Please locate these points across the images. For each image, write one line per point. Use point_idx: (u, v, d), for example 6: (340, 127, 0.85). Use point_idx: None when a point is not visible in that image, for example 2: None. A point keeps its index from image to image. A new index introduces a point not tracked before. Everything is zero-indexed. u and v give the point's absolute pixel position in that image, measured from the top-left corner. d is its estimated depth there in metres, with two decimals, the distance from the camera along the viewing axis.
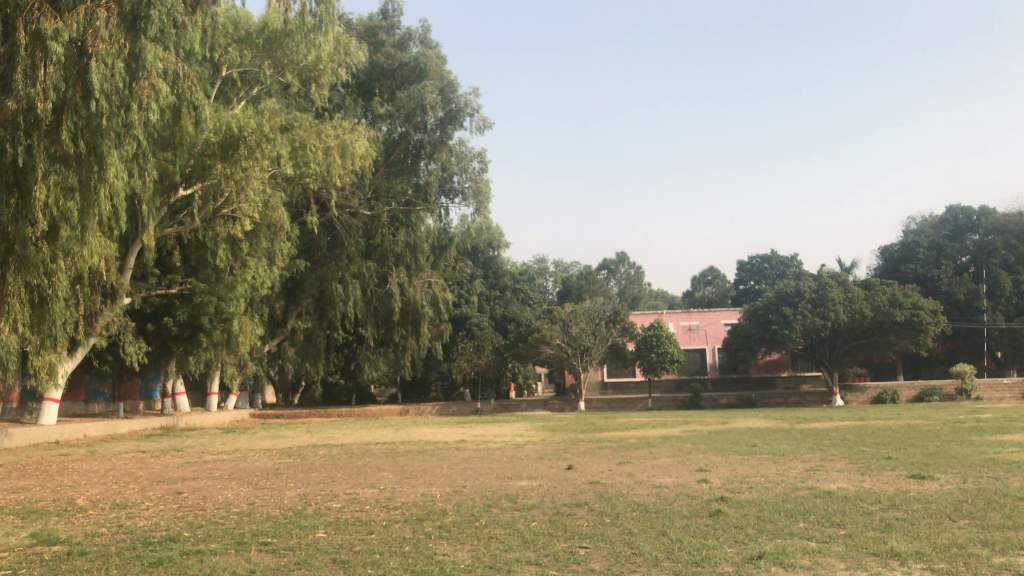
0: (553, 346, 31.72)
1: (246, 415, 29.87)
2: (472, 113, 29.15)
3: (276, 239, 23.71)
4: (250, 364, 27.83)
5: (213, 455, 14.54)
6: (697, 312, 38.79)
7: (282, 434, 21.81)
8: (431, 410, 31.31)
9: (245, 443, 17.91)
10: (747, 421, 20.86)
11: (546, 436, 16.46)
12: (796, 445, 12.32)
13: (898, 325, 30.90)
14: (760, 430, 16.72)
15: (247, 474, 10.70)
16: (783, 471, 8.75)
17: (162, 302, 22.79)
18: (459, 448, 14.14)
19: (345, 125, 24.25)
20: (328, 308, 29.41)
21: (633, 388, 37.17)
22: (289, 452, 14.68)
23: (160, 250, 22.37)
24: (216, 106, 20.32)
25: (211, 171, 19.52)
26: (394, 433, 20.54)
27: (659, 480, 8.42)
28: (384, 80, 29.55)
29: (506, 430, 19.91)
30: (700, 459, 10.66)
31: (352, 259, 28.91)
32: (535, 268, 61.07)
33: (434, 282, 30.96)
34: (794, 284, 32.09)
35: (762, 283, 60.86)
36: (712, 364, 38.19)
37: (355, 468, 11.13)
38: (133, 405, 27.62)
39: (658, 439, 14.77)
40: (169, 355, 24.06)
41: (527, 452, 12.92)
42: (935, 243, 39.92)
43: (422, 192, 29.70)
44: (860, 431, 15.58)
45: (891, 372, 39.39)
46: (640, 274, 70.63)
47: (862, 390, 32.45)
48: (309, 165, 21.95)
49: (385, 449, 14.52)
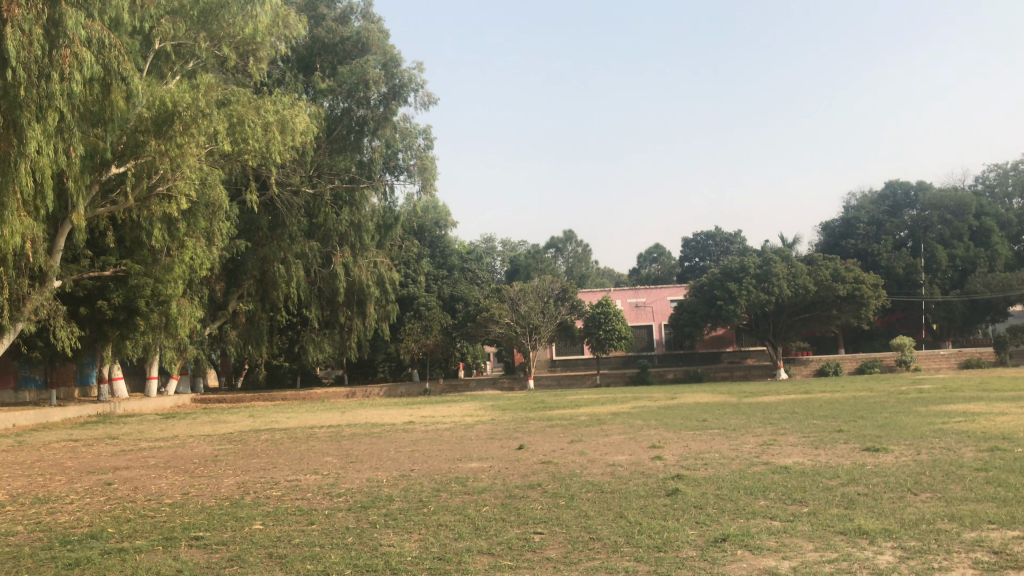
0: (502, 325, 31.35)
1: (188, 400, 29.05)
2: (417, 89, 28.54)
3: (215, 218, 22.93)
4: (190, 347, 27.01)
5: (150, 442, 13.96)
6: (644, 289, 38.89)
7: (224, 418, 21.19)
8: (378, 391, 30.84)
9: (184, 429, 17.30)
10: (696, 396, 20.89)
11: (496, 416, 16.21)
12: (747, 420, 12.27)
13: (841, 299, 31.34)
14: (709, 405, 16.70)
15: (183, 462, 10.22)
16: (737, 447, 8.61)
17: (95, 284, 21.89)
18: (406, 429, 13.80)
19: (285, 100, 23.50)
20: (270, 290, 28.64)
21: (581, 366, 37.19)
22: (230, 438, 14.16)
23: (91, 230, 21.44)
24: (148, 80, 19.46)
25: (143, 147, 18.68)
26: (340, 415, 20.10)
27: (613, 458, 8.20)
28: (325, 55, 28.73)
29: (455, 409, 19.61)
30: (653, 435, 10.51)
31: (294, 239, 28.24)
32: (483, 247, 60.69)
33: (380, 261, 30.39)
34: (739, 259, 32.40)
35: (708, 259, 61.41)
36: (659, 340, 38.39)
37: (298, 453, 10.72)
38: (67, 392, 26.61)
39: (608, 415, 14.63)
40: (104, 340, 23.18)
41: (477, 432, 12.66)
42: (874, 219, 40.66)
43: (366, 169, 29.11)
44: (808, 404, 15.64)
45: (833, 346, 40.08)
46: (587, 252, 70.73)
47: (806, 364, 32.91)
48: (247, 142, 21.21)
49: (329, 432, 14.10)
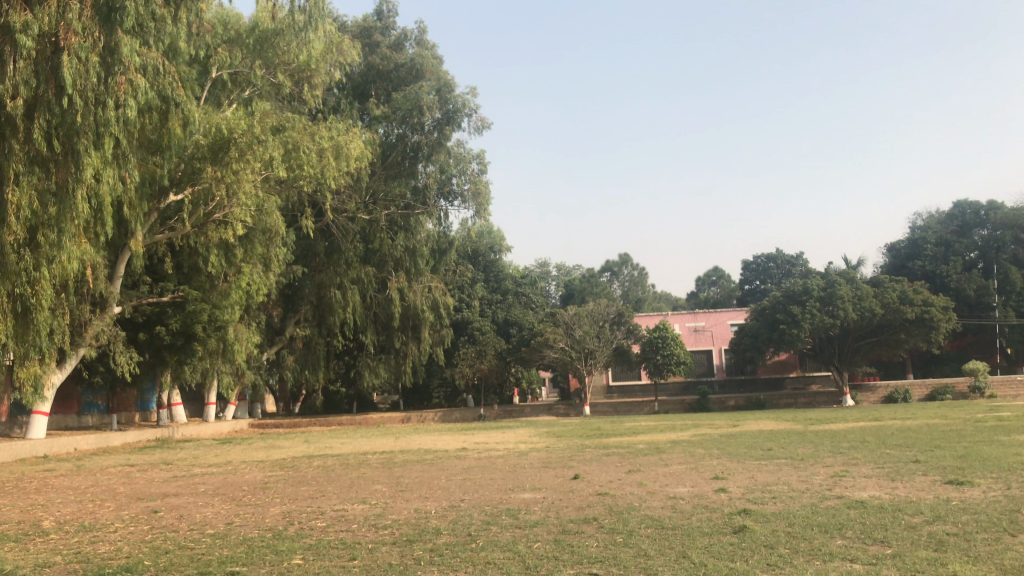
0: (557, 350, 30.99)
1: (246, 425, 29.25)
2: (470, 114, 28.56)
3: (272, 244, 23.13)
4: (248, 373, 27.21)
5: (203, 468, 13.90)
6: (703, 313, 38.14)
7: (279, 444, 21.20)
8: (433, 417, 30.66)
9: (239, 454, 17.28)
10: (759, 423, 20.18)
11: (551, 443, 15.82)
12: (815, 449, 11.68)
13: (909, 322, 30.22)
14: (773, 433, 16.07)
15: (232, 490, 10.07)
16: (806, 479, 8.11)
17: (154, 310, 22.16)
18: (459, 456, 13.50)
19: (340, 126, 23.67)
20: (326, 315, 28.71)
21: (639, 392, 36.52)
22: (283, 464, 14.04)
23: (151, 257, 21.78)
24: (205, 109, 19.74)
25: (200, 175, 18.94)
26: (394, 441, 19.93)
27: (673, 490, 7.79)
28: (380, 82, 28.97)
29: (509, 436, 19.25)
30: (715, 465, 10.03)
31: (350, 264, 28.33)
32: (538, 271, 60.46)
33: (435, 286, 30.31)
34: (801, 282, 31.64)
35: (768, 282, 60.17)
36: (719, 365, 37.53)
37: (348, 481, 10.50)
38: (129, 417, 27.00)
39: (668, 444, 14.13)
40: (163, 365, 23.44)
41: (531, 460, 12.31)
42: (942, 239, 39.27)
43: (420, 195, 29.02)
44: (879, 432, 14.92)
45: (900, 371, 38.71)
46: (644, 276, 69.97)
47: (873, 390, 31.76)
48: (302, 168, 21.33)
49: (382, 459, 13.88)
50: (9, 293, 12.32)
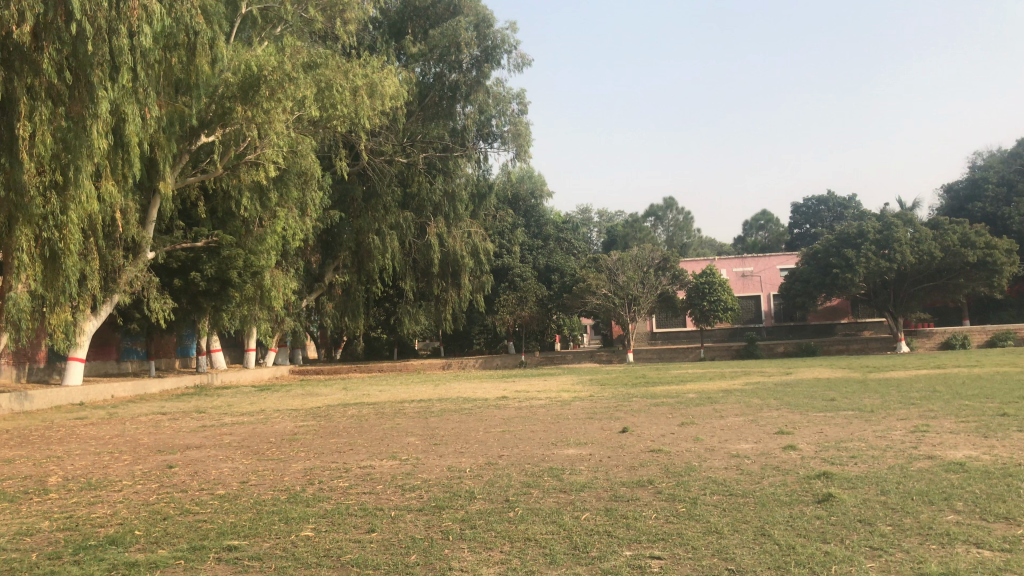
0: (600, 296, 30.10)
1: (286, 372, 29.02)
2: (510, 50, 27.42)
3: (307, 187, 22.50)
4: (288, 319, 26.87)
5: (234, 417, 13.39)
6: (751, 258, 36.94)
7: (317, 391, 20.79)
8: (474, 364, 30.16)
9: (275, 402, 16.89)
10: (814, 371, 19.24)
11: (594, 391, 15.09)
12: (882, 399, 10.80)
13: (970, 266, 28.71)
14: (831, 381, 15.16)
15: (258, 441, 9.49)
16: (884, 435, 7.27)
17: (189, 256, 21.71)
18: (499, 405, 12.82)
19: (374, 63, 22.76)
20: (365, 262, 28.10)
21: (684, 339, 35.62)
22: (316, 413, 13.50)
23: (184, 201, 21.27)
24: (233, 46, 18.91)
25: (230, 115, 18.21)
26: (433, 388, 19.40)
27: (736, 446, 7.00)
28: (416, 20, 27.86)
29: (550, 384, 18.54)
30: (777, 418, 9.21)
31: (388, 209, 27.60)
32: (580, 217, 59.34)
33: (474, 231, 29.49)
34: (857, 224, 30.26)
35: (819, 225, 58.36)
36: (768, 311, 36.40)
37: (380, 432, 9.86)
38: (169, 364, 26.85)
39: (719, 393, 13.33)
40: (200, 312, 23.06)
41: (575, 409, 11.60)
42: (1005, 179, 37.34)
43: (459, 137, 28.28)
44: (946, 381, 13.97)
45: (957, 316, 37.22)
46: (688, 220, 68.40)
47: (930, 336, 30.49)
48: (336, 107, 20.49)
49: (418, 408, 13.27)
50: (38, 237, 11.79)
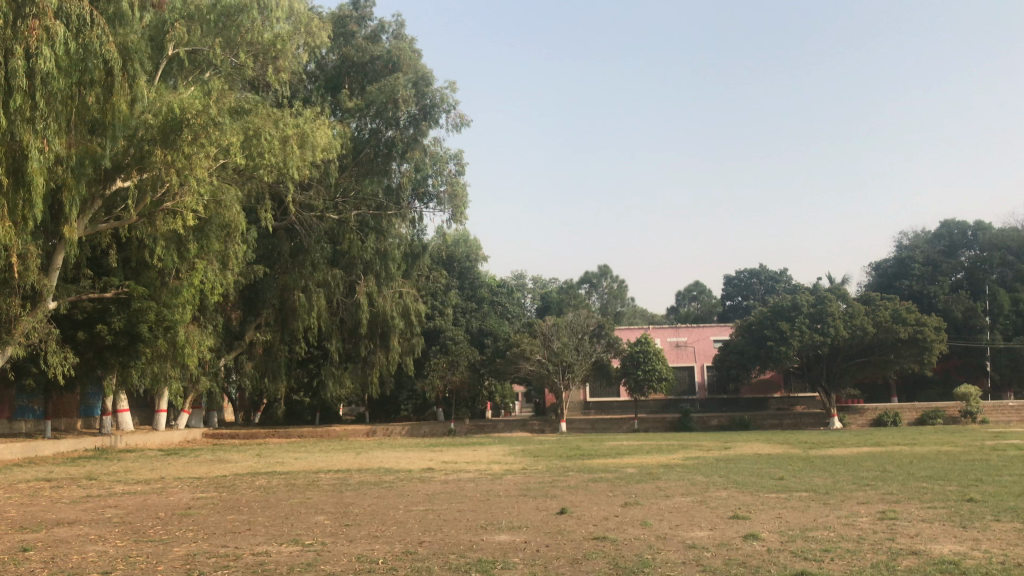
0: (533, 362, 29.33)
1: (198, 435, 27.26)
2: (449, 110, 26.96)
3: (230, 240, 21.34)
4: (203, 378, 25.31)
5: (126, 486, 11.99)
6: (686, 328, 36.67)
7: (228, 456, 19.31)
8: (400, 431, 28.85)
9: (178, 469, 15.43)
10: (753, 446, 18.66)
11: (528, 463, 14.13)
12: (834, 480, 10.17)
13: (901, 343, 28.88)
14: (773, 458, 14.57)
15: (144, 517, 8.27)
16: (852, 523, 6.53)
17: (96, 307, 20.18)
18: (424, 478, 11.78)
19: (307, 113, 22.01)
20: (289, 320, 26.82)
21: (618, 410, 35.00)
22: (220, 482, 12.21)
23: (94, 250, 19.90)
24: (155, 87, 17.91)
25: (148, 158, 17.09)
26: (354, 456, 18.17)
27: (691, 534, 6.18)
28: (354, 74, 27.23)
29: (480, 454, 17.48)
30: (728, 500, 8.43)
31: (316, 266, 26.52)
32: (515, 283, 58.81)
33: (406, 292, 28.55)
34: (791, 297, 30.28)
35: (751, 298, 58.99)
36: (701, 383, 36.07)
37: (287, 508, 8.74)
38: (68, 424, 24.91)
39: (660, 469, 12.53)
40: (105, 369, 21.39)
41: (507, 484, 10.65)
42: (930, 259, 38.15)
43: (393, 195, 27.61)
44: (891, 459, 13.51)
45: (885, 394, 37.51)
46: (622, 289, 68.60)
47: (862, 412, 30.44)
48: (263, 156, 19.55)
49: (334, 479, 12.13)
50: None
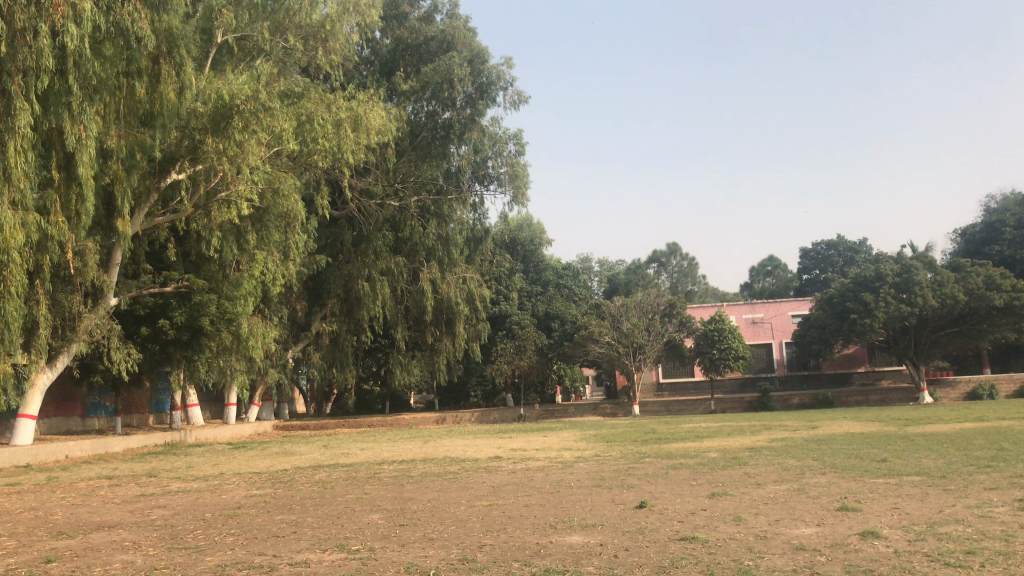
0: (602, 344, 28.48)
1: (269, 428, 27.15)
2: (506, 87, 26.11)
3: (290, 229, 20.96)
4: (271, 371, 25.07)
5: (184, 483, 11.56)
6: (761, 303, 35.23)
7: (294, 449, 18.92)
8: (470, 417, 28.32)
9: (241, 463, 15.03)
10: (840, 425, 17.41)
11: (600, 450, 13.29)
12: (946, 461, 9.06)
13: (995, 311, 26.99)
14: (868, 437, 13.39)
15: (188, 519, 7.71)
16: (986, 515, 5.53)
17: (157, 302, 19.94)
18: (490, 468, 11.04)
19: (361, 96, 21.44)
20: (354, 309, 26.44)
21: (692, 390, 33.86)
22: (278, 477, 11.69)
23: (154, 243, 19.66)
24: (205, 75, 17.50)
25: (200, 148, 16.71)
26: (421, 445, 17.57)
27: (796, 532, 5.26)
28: (409, 57, 26.49)
29: (551, 441, 16.72)
30: (829, 487, 7.46)
31: (379, 254, 26.04)
32: (582, 265, 57.76)
33: (469, 277, 27.90)
34: (874, 267, 28.74)
35: (829, 270, 56.86)
36: (780, 360, 34.63)
37: (341, 507, 8.10)
38: (140, 420, 25.05)
39: (745, 452, 11.57)
40: (171, 364, 21.22)
41: (580, 474, 9.85)
42: (1022, 222, 35.78)
43: (453, 179, 26.94)
44: (1001, 436, 12.24)
45: (977, 366, 35.42)
46: (693, 267, 67.03)
47: (954, 386, 28.66)
48: (317, 142, 19.05)
49: (396, 471, 11.49)
50: None
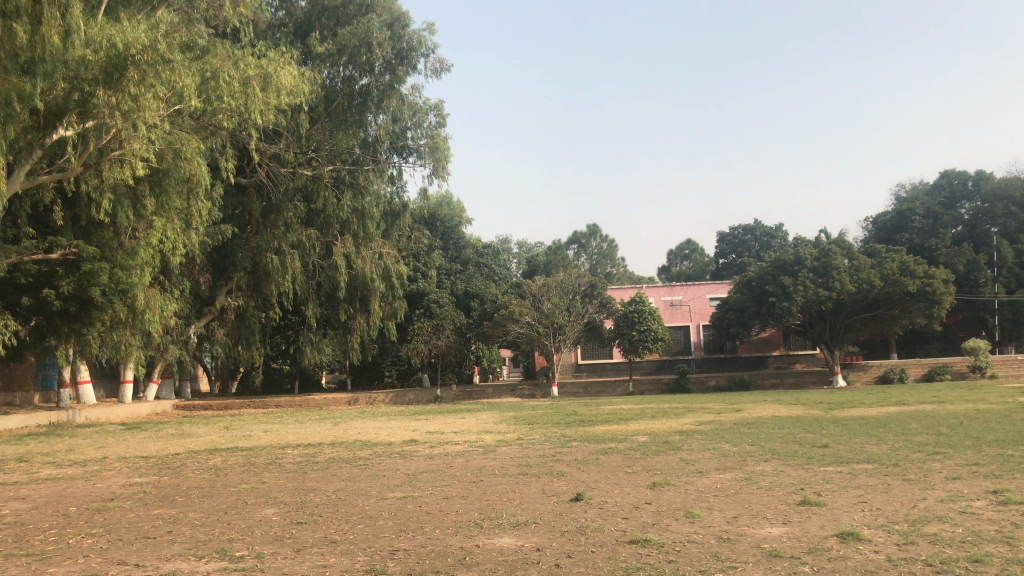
0: (522, 324, 27.74)
1: (168, 407, 25.51)
2: (427, 53, 24.95)
3: (192, 195, 19.39)
4: (171, 347, 23.42)
5: (55, 469, 10.21)
6: (680, 286, 35.11)
7: (192, 431, 17.52)
8: (385, 398, 27.26)
9: (129, 446, 13.66)
10: (764, 407, 17.08)
11: (521, 433, 12.48)
12: (889, 447, 8.56)
13: (908, 297, 27.31)
14: (796, 420, 12.97)
15: (46, 515, 6.52)
16: (969, 512, 4.89)
17: (41, 270, 18.00)
18: (404, 453, 10.06)
19: (270, 53, 19.94)
20: (262, 285, 24.89)
21: (611, 372, 33.55)
22: (166, 463, 10.47)
23: (38, 206, 17.76)
24: (95, 21, 15.76)
25: (90, 101, 15.01)
26: (330, 428, 16.45)
27: (763, 534, 4.52)
28: (325, 18, 24.96)
29: (468, 423, 15.86)
30: (780, 476, 6.79)
31: (290, 227, 24.62)
32: (500, 245, 56.91)
33: (386, 253, 26.74)
34: (793, 251, 28.85)
35: (745, 255, 57.63)
36: (698, 343, 34.60)
37: (231, 499, 7.02)
38: (24, 400, 23.08)
39: (675, 436, 10.93)
40: (57, 338, 19.35)
41: (502, 459, 9.02)
42: (930, 211, 36.57)
43: (370, 149, 25.62)
44: (929, 420, 11.94)
45: (885, 350, 36.18)
46: (612, 248, 67.10)
47: (866, 370, 29.04)
48: (221, 101, 17.56)
49: (300, 456, 10.42)
50: None
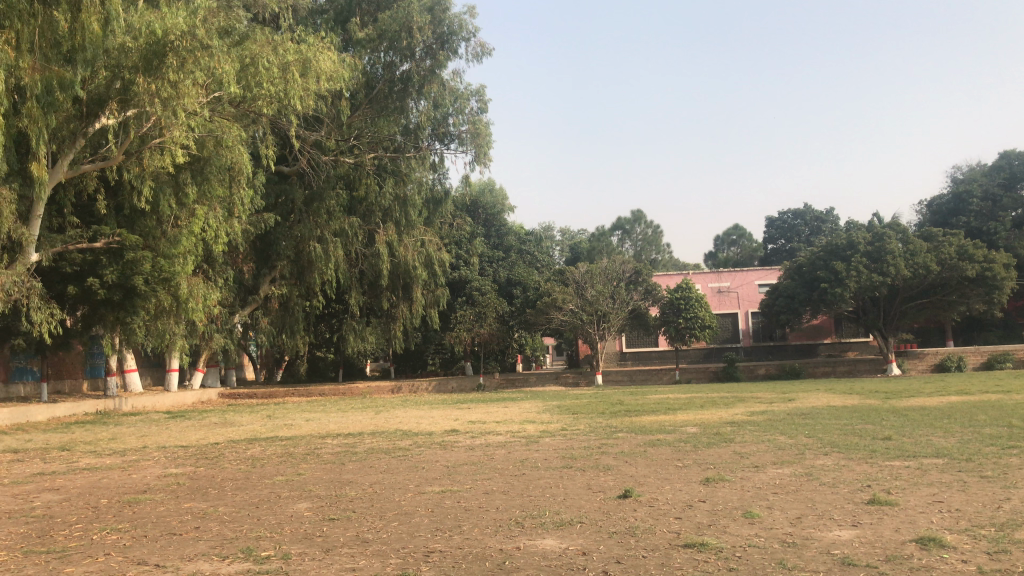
0: (566, 312, 27.38)
1: (213, 395, 25.64)
2: (468, 37, 24.60)
3: (234, 183, 19.30)
4: (215, 335, 23.49)
5: (95, 459, 10.11)
6: (728, 272, 34.40)
7: (234, 419, 17.48)
8: (428, 387, 27.11)
9: (171, 435, 13.59)
10: (817, 397, 16.50)
11: (566, 423, 12.13)
12: (958, 440, 8.02)
13: (967, 282, 26.30)
14: (852, 411, 12.42)
15: (76, 507, 6.33)
16: None
17: (85, 259, 18.04)
18: (444, 444, 9.78)
19: (310, 39, 19.74)
20: (305, 273, 24.84)
21: (657, 360, 33.02)
22: (205, 453, 10.31)
23: (81, 195, 17.79)
24: (134, 8, 15.67)
25: (131, 88, 14.93)
26: (371, 416, 16.27)
27: (832, 538, 4.10)
28: (365, 3, 24.73)
29: (511, 412, 15.56)
30: (843, 472, 6.33)
31: (332, 215, 24.50)
32: (544, 232, 56.49)
33: (428, 240, 26.54)
34: (846, 236, 27.98)
35: (794, 240, 56.45)
36: (745, 330, 33.91)
37: (264, 492, 6.76)
38: (73, 388, 23.33)
39: (726, 427, 10.49)
40: (102, 326, 19.44)
41: (545, 451, 8.67)
42: (989, 193, 35.28)
43: (412, 136, 25.37)
44: (996, 410, 11.32)
45: (941, 338, 35.07)
46: (657, 235, 66.29)
47: (922, 357, 28.11)
48: (261, 87, 17.42)
49: (339, 447, 10.19)
50: None
